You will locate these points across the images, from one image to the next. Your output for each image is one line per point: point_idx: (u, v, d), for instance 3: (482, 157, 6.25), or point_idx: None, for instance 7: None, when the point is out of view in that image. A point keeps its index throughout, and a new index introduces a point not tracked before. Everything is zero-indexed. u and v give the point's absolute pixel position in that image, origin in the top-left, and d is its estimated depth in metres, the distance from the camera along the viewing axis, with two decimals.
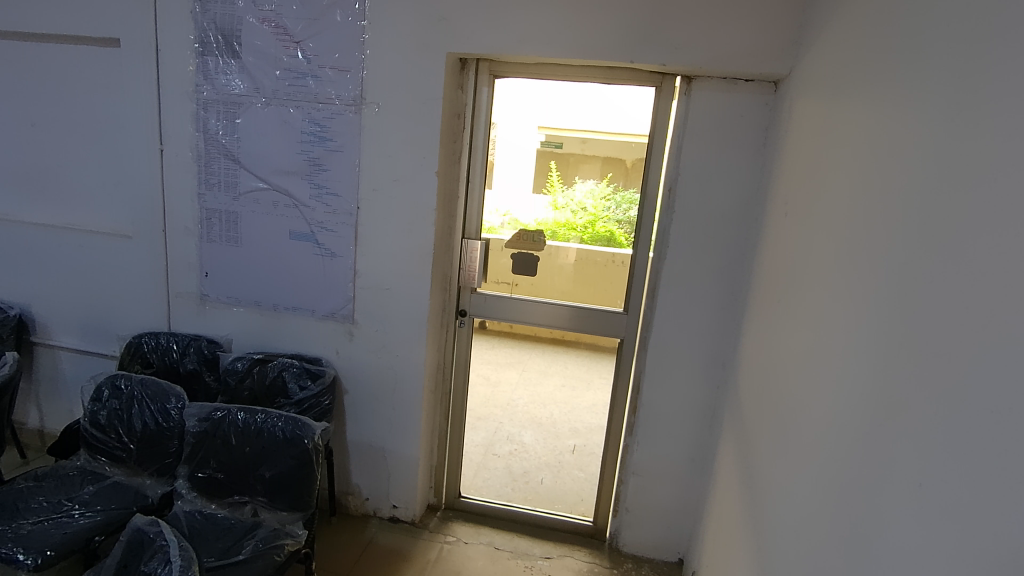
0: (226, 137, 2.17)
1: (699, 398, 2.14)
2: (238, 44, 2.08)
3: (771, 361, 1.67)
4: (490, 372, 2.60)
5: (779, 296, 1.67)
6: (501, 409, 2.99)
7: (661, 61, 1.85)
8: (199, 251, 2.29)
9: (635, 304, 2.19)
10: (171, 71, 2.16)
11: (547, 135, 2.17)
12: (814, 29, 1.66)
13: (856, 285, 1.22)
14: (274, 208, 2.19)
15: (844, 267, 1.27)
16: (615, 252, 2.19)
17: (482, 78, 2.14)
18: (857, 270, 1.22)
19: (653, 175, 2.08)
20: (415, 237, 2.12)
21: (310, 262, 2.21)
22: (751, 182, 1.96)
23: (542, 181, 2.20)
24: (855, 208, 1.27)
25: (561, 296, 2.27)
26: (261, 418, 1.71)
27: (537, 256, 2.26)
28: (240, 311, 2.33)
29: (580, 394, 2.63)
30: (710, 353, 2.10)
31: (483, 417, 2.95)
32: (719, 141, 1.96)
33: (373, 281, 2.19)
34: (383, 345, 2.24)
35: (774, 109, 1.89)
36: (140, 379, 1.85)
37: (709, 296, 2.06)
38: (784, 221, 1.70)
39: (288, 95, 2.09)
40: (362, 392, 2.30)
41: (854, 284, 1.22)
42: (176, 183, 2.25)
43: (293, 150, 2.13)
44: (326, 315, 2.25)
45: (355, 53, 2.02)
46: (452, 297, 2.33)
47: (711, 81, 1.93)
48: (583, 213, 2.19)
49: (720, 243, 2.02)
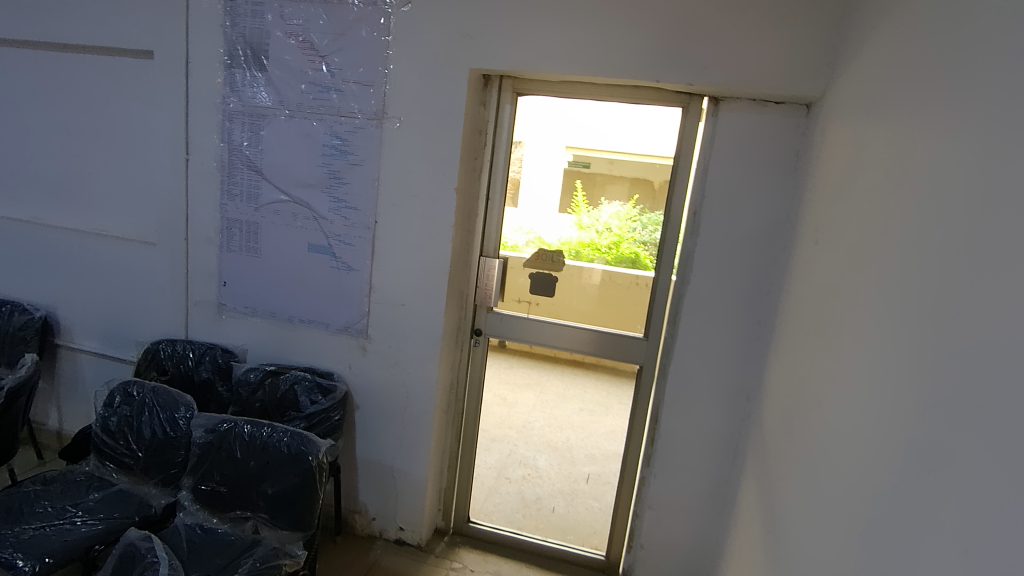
0: (249, 148, 2.19)
1: (720, 431, 2.04)
2: (265, 57, 2.11)
3: (796, 399, 1.57)
4: (507, 393, 2.52)
5: (808, 330, 1.58)
6: (516, 431, 2.74)
7: (687, 80, 1.80)
8: (218, 261, 2.31)
9: (656, 329, 2.12)
10: (200, 83, 2.20)
11: (575, 155, 2.14)
12: (849, 51, 1.59)
13: (886, 319, 1.13)
14: (293, 221, 2.19)
15: (877, 300, 1.19)
16: (638, 274, 2.12)
17: (505, 95, 2.13)
18: (889, 303, 1.14)
19: (678, 197, 2.02)
20: (431, 253, 2.09)
21: (326, 276, 2.20)
22: (781, 207, 1.88)
23: (569, 200, 2.17)
24: (888, 237, 1.18)
25: (582, 319, 2.21)
26: (268, 432, 1.68)
27: (555, 276, 2.22)
28: (256, 321, 2.32)
29: (596, 420, 2.49)
30: (734, 384, 2.00)
31: (497, 439, 2.68)
32: (747, 164, 1.89)
33: (386, 296, 2.16)
34: (395, 361, 2.20)
35: (806, 131, 1.82)
36: (152, 387, 1.84)
37: (732, 324, 1.97)
38: (814, 249, 1.61)
39: (311, 109, 2.10)
40: (372, 409, 2.26)
41: (886, 320, 1.14)
42: (200, 193, 2.28)
43: (314, 164, 2.13)
44: (339, 329, 2.23)
45: (378, 68, 2.02)
46: (467, 316, 2.29)
47: (739, 102, 1.87)
48: (607, 234, 2.15)
49: (747, 269, 1.93)
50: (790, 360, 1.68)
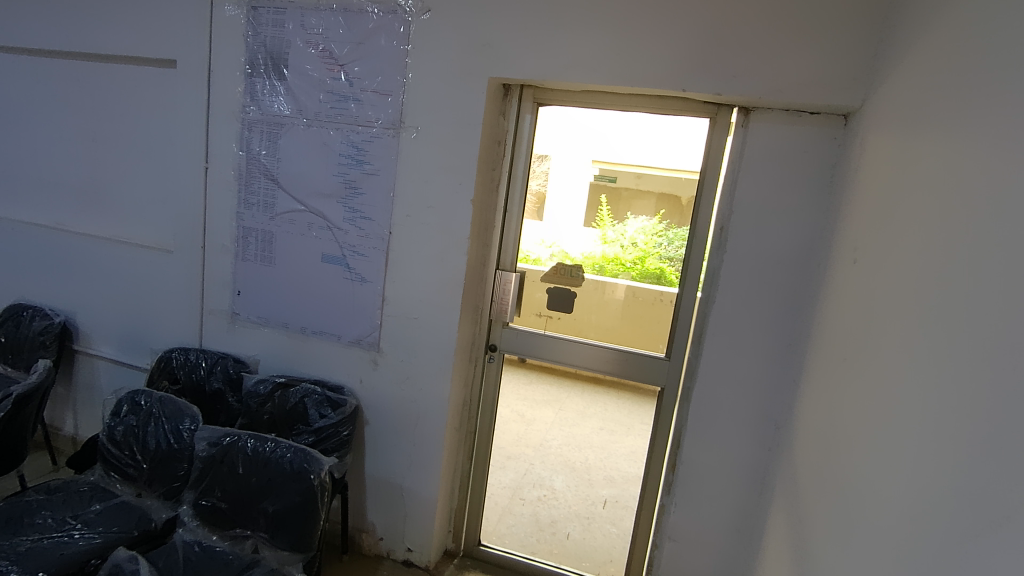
0: (267, 157, 2.17)
1: (746, 460, 1.91)
2: (285, 67, 2.10)
3: (831, 431, 1.45)
4: (525, 410, 2.41)
5: (845, 357, 1.46)
6: (533, 449, 2.61)
7: (716, 89, 1.72)
8: (234, 269, 2.29)
9: (679, 349, 2.01)
10: (222, 92, 2.20)
11: (601, 168, 2.07)
12: (891, 59, 1.49)
13: (940, 350, 1.02)
14: (308, 230, 2.16)
15: (928, 328, 1.07)
16: (664, 291, 2.03)
17: (526, 105, 2.07)
18: (942, 333, 1.02)
19: (704, 212, 1.93)
20: (445, 266, 2.03)
21: (340, 287, 2.16)
22: (816, 223, 1.76)
23: (593, 214, 2.10)
24: (941, 258, 1.07)
25: (604, 337, 2.12)
26: (271, 447, 1.63)
27: (574, 292, 2.15)
28: (269, 332, 2.29)
29: (617, 441, 2.36)
30: (762, 411, 1.88)
31: (513, 456, 2.57)
32: (778, 178, 1.78)
33: (400, 309, 2.11)
34: (407, 377, 2.14)
35: (844, 143, 1.70)
36: (159, 397, 1.81)
37: (761, 347, 1.85)
38: (852, 269, 1.49)
39: (329, 118, 2.07)
40: (383, 425, 2.20)
41: (938, 351, 1.02)
42: (217, 202, 2.27)
43: (331, 173, 2.10)
44: (351, 341, 2.18)
45: (397, 77, 1.98)
46: (482, 331, 2.22)
47: (771, 113, 1.77)
48: (633, 249, 2.07)
49: (777, 289, 1.81)
50: (824, 388, 1.56)
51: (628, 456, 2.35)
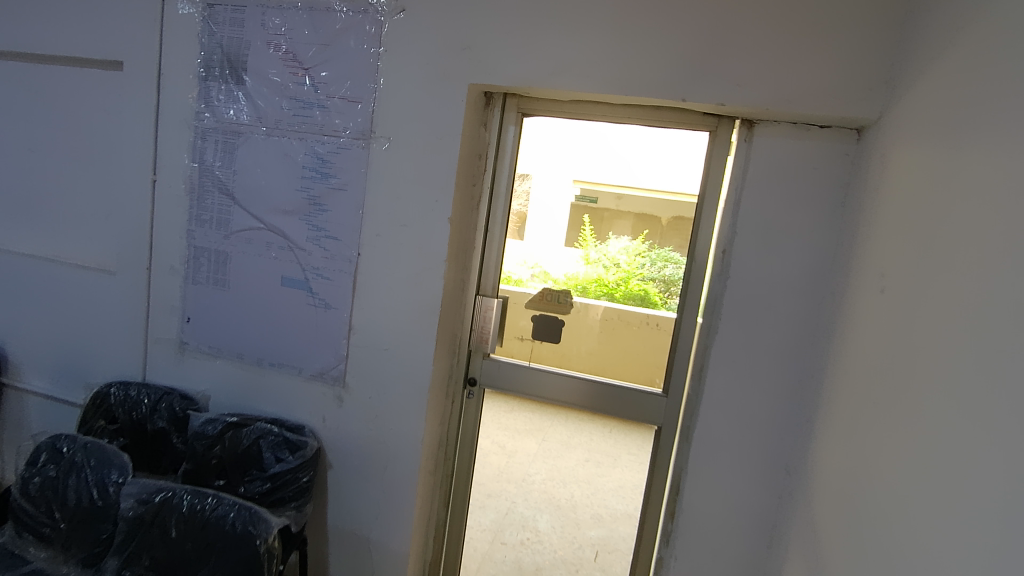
0: (222, 169, 1.95)
1: (753, 509, 1.72)
2: (244, 70, 1.90)
3: (858, 484, 1.27)
4: (506, 441, 2.07)
5: (871, 399, 1.28)
6: (515, 485, 2.25)
7: (719, 99, 1.56)
8: (183, 293, 2.05)
9: (678, 383, 1.84)
10: (172, 97, 1.98)
11: (582, 189, 1.91)
12: (914, 65, 1.35)
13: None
14: (267, 250, 1.94)
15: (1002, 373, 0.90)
16: (649, 313, 1.87)
17: (509, 115, 1.90)
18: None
19: (704, 233, 1.78)
20: (420, 292, 1.83)
21: (301, 313, 1.93)
22: (827, 247, 1.60)
23: (575, 234, 1.93)
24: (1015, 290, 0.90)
25: (592, 369, 1.94)
26: (211, 504, 1.42)
27: (561, 321, 1.96)
28: (221, 364, 2.05)
29: (604, 473, 2.12)
30: (770, 453, 1.69)
31: (494, 494, 2.22)
32: (786, 197, 1.62)
33: (368, 339, 1.89)
34: (376, 414, 1.91)
35: (857, 159, 1.56)
36: (84, 443, 1.57)
37: (770, 383, 1.67)
38: (877, 297, 1.33)
39: (291, 126, 1.87)
40: (348, 468, 1.96)
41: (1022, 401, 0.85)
42: (165, 219, 2.03)
43: (293, 187, 1.89)
44: (314, 374, 1.95)
45: (368, 82, 1.79)
46: (460, 362, 2.01)
47: (778, 126, 1.62)
48: (615, 270, 1.91)
49: (786, 318, 1.65)
50: (845, 431, 1.38)
51: (615, 491, 2.12)
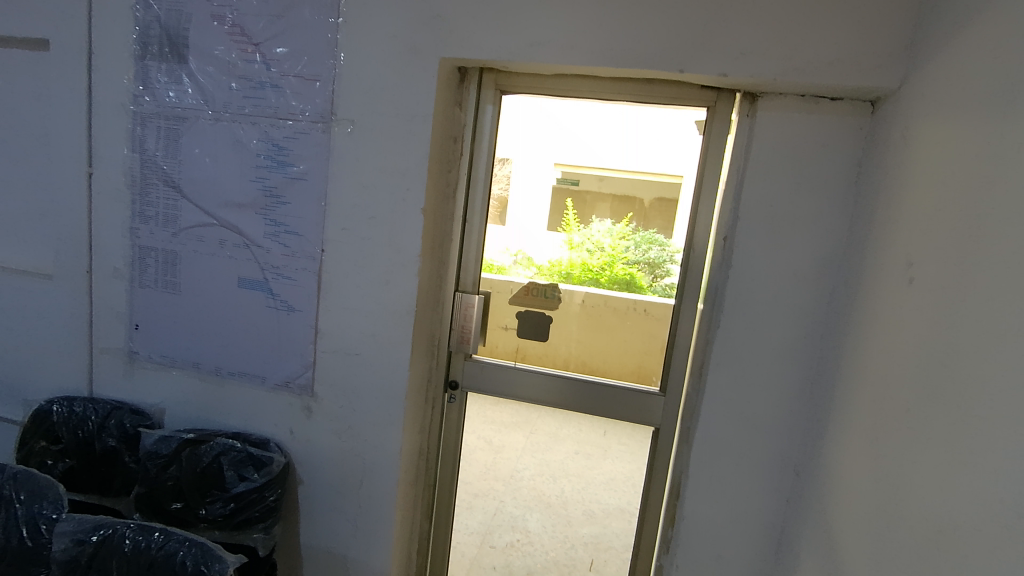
0: (165, 159, 1.74)
1: (760, 516, 1.60)
2: (185, 46, 1.67)
3: (883, 498, 1.14)
4: (493, 437, 2.02)
5: (897, 403, 1.15)
6: (502, 483, 2.25)
7: (721, 70, 1.40)
8: (129, 298, 1.85)
9: (676, 382, 1.71)
10: (105, 78, 1.75)
11: (564, 171, 1.77)
12: (944, 27, 1.20)
13: None
14: (221, 249, 1.74)
15: None
16: (636, 299, 1.75)
17: (487, 93, 1.71)
18: None
19: (702, 219, 1.63)
20: (393, 291, 1.65)
21: (262, 317, 1.75)
22: (840, 232, 1.47)
23: (558, 219, 1.79)
24: None
25: (581, 368, 1.80)
26: (159, 541, 1.26)
27: (548, 315, 1.82)
28: (176, 374, 1.87)
29: (594, 466, 2.11)
30: (777, 456, 1.57)
31: (481, 494, 2.20)
32: (794, 178, 1.47)
33: (337, 344, 1.71)
34: (349, 426, 1.75)
35: (872, 136, 1.42)
36: (12, 473, 1.39)
37: (778, 381, 1.54)
38: (905, 289, 1.19)
39: (241, 109, 1.66)
40: (321, 484, 1.80)
41: None
42: (105, 216, 1.82)
43: (246, 178, 1.69)
44: (278, 384, 1.77)
45: (326, 58, 1.59)
46: (439, 365, 1.85)
47: (783, 98, 1.47)
48: (599, 253, 1.78)
49: (796, 311, 1.52)
50: (865, 437, 1.25)
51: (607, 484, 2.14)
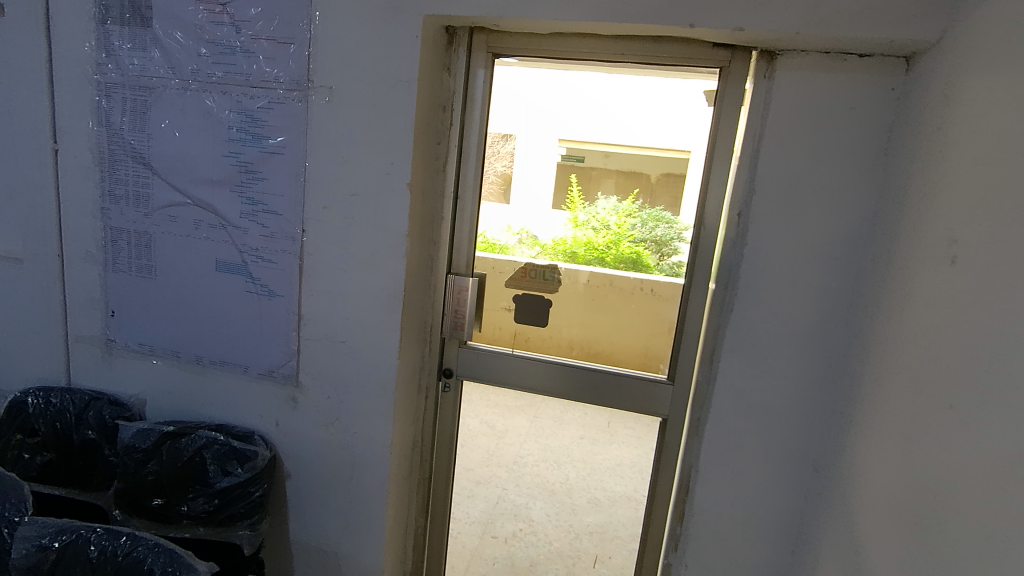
0: (133, 133, 1.61)
1: (775, 512, 1.49)
2: (148, 8, 1.54)
3: (917, 502, 1.02)
4: (495, 420, 2.02)
5: (936, 398, 1.03)
6: (505, 469, 2.32)
7: (736, 24, 1.25)
8: (103, 283, 1.74)
9: (684, 369, 1.59)
10: (66, 46, 1.62)
11: (567, 147, 1.63)
12: None
13: None
14: (196, 230, 1.63)
15: None
16: (643, 278, 1.62)
17: (478, 57, 1.57)
18: None
19: (714, 192, 1.49)
20: (379, 274, 1.53)
21: (241, 303, 1.64)
22: (867, 206, 1.33)
23: (563, 197, 1.65)
24: None
25: (583, 354, 1.69)
26: (126, 547, 1.17)
27: (548, 298, 1.70)
28: (156, 364, 1.77)
29: (600, 452, 2.12)
30: (796, 449, 1.46)
31: (483, 482, 2.25)
32: (816, 145, 1.33)
33: (322, 331, 1.61)
34: (337, 418, 1.65)
35: (906, 97, 1.27)
36: None
37: (796, 369, 1.42)
38: (947, 270, 1.05)
39: (211, 78, 1.52)
40: (310, 478, 1.71)
41: None
42: (73, 195, 1.71)
43: (219, 153, 1.56)
44: (261, 374, 1.67)
45: (300, 19, 1.45)
46: (432, 353, 1.74)
47: (805, 56, 1.32)
48: (605, 232, 1.65)
49: (817, 293, 1.39)
50: (897, 433, 1.13)
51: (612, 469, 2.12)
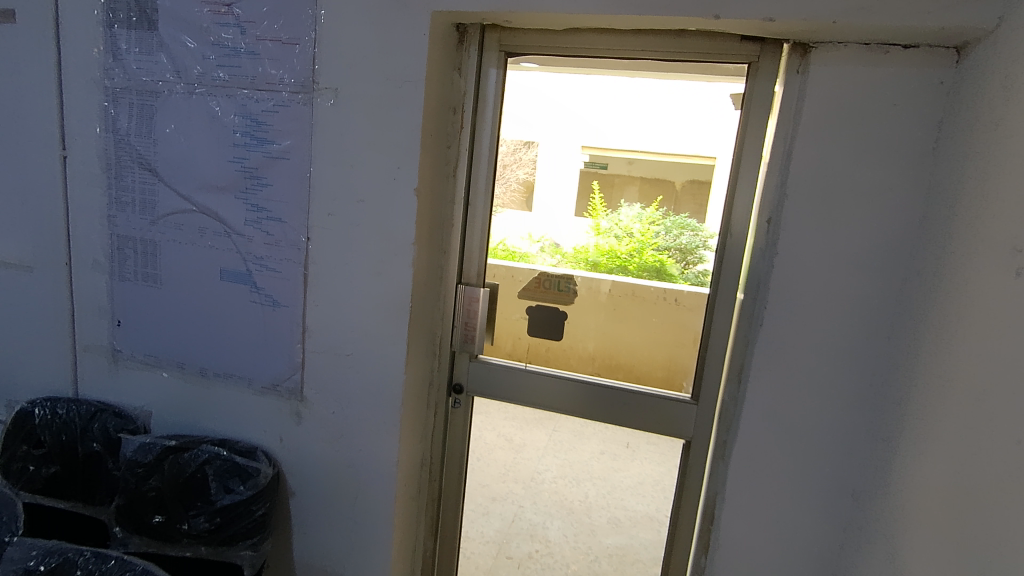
0: (139, 139, 1.58)
1: (810, 546, 1.37)
2: (154, 12, 1.50)
3: (975, 547, 0.90)
4: (512, 433, 1.85)
5: (997, 428, 0.91)
6: (522, 485, 2.17)
7: (765, 13, 1.15)
8: (110, 292, 1.71)
9: (710, 387, 1.48)
10: (75, 52, 1.60)
11: (591, 154, 1.55)
12: None
13: None
14: (201, 238, 1.58)
15: None
16: (667, 288, 1.52)
17: (490, 56, 1.50)
18: None
19: (742, 197, 1.39)
20: (384, 284, 1.47)
21: (245, 313, 1.59)
22: (913, 211, 1.21)
23: (585, 203, 1.57)
24: None
25: (601, 370, 1.59)
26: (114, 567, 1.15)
27: (563, 310, 1.61)
28: (161, 375, 1.73)
29: (620, 469, 1.93)
30: (833, 476, 1.33)
31: (499, 497, 2.13)
32: (855, 145, 1.22)
33: (326, 343, 1.54)
34: (342, 434, 1.58)
35: (956, 91, 1.15)
36: None
37: (833, 390, 1.30)
38: (1010, 283, 0.93)
39: (216, 81, 1.48)
40: (313, 496, 1.64)
41: None
42: (81, 202, 1.68)
43: (224, 158, 1.52)
44: (265, 386, 1.62)
45: (305, 18, 1.40)
46: (442, 366, 1.67)
47: (843, 48, 1.21)
48: (628, 240, 1.55)
49: (856, 307, 1.27)
50: (950, 464, 1.01)
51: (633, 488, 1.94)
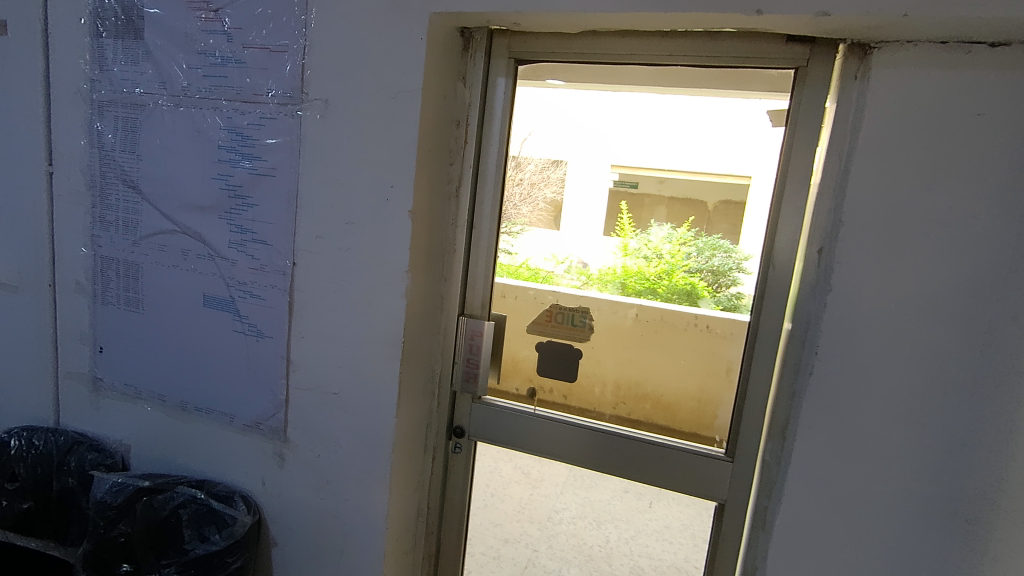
0: (123, 154, 1.48)
1: None
2: (140, 19, 1.40)
3: None
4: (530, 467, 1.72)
5: None
6: (537, 527, 2.01)
7: (818, 8, 0.97)
8: (92, 316, 1.60)
9: (747, 442, 1.27)
10: (62, 62, 1.51)
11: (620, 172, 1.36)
12: None
13: None
14: (183, 261, 1.46)
15: None
16: (698, 312, 1.33)
17: (498, 63, 1.35)
18: None
19: (787, 223, 1.19)
20: (375, 316, 1.31)
21: (227, 343, 1.45)
22: (1001, 243, 1.00)
23: (613, 222, 1.38)
24: None
25: (620, 416, 1.40)
26: None
27: (577, 347, 1.44)
28: (141, 407, 1.60)
29: (645, 510, 1.77)
30: (902, 561, 1.10)
31: (511, 541, 1.93)
32: (927, 163, 1.01)
33: (313, 380, 1.39)
34: (328, 481, 1.42)
35: None
36: None
37: (899, 456, 1.08)
38: None
39: (200, 92, 1.37)
40: (297, 547, 1.48)
41: None
42: (66, 221, 1.58)
43: (208, 175, 1.39)
44: (248, 424, 1.47)
45: (294, 23, 1.27)
46: (441, 407, 1.50)
47: (912, 48, 1.01)
48: (657, 262, 1.36)
49: (929, 358, 1.05)
50: None
51: (660, 534, 1.75)
